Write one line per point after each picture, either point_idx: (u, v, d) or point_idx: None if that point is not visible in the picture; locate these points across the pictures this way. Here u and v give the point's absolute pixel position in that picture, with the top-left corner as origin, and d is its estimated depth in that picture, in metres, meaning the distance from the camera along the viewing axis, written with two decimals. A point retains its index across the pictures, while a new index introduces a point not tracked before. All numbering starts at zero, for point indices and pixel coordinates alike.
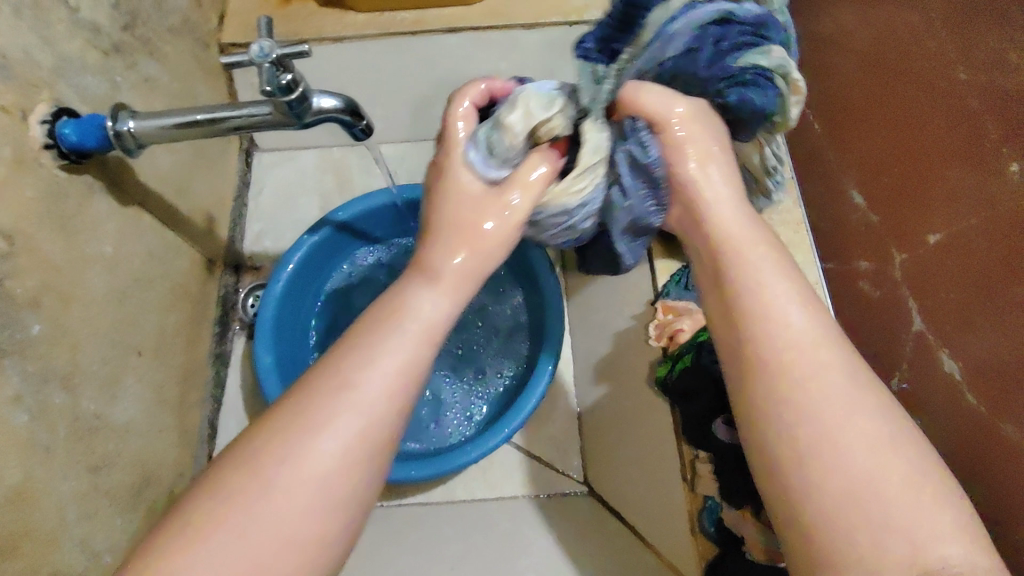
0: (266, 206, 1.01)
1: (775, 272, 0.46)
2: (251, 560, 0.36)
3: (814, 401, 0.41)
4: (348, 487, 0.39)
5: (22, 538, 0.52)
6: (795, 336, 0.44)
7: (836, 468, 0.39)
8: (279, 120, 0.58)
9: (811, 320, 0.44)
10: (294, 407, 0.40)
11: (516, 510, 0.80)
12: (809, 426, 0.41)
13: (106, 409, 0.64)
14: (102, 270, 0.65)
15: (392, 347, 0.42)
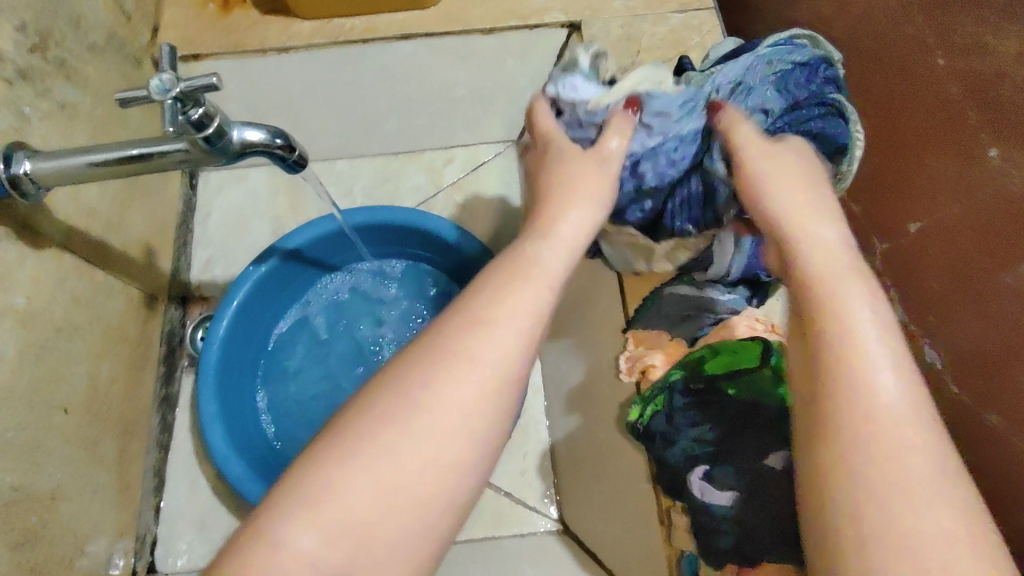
0: (214, 232, 0.95)
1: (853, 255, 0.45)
2: (394, 476, 0.37)
3: (878, 374, 0.40)
4: (483, 416, 0.40)
5: None
6: (876, 311, 0.42)
7: (887, 445, 0.38)
8: (198, 157, 0.51)
9: (884, 336, 0.41)
10: (437, 343, 0.41)
11: (487, 553, 0.71)
12: (878, 398, 0.39)
13: (27, 478, 0.58)
14: (14, 325, 0.59)
15: (524, 294, 0.44)
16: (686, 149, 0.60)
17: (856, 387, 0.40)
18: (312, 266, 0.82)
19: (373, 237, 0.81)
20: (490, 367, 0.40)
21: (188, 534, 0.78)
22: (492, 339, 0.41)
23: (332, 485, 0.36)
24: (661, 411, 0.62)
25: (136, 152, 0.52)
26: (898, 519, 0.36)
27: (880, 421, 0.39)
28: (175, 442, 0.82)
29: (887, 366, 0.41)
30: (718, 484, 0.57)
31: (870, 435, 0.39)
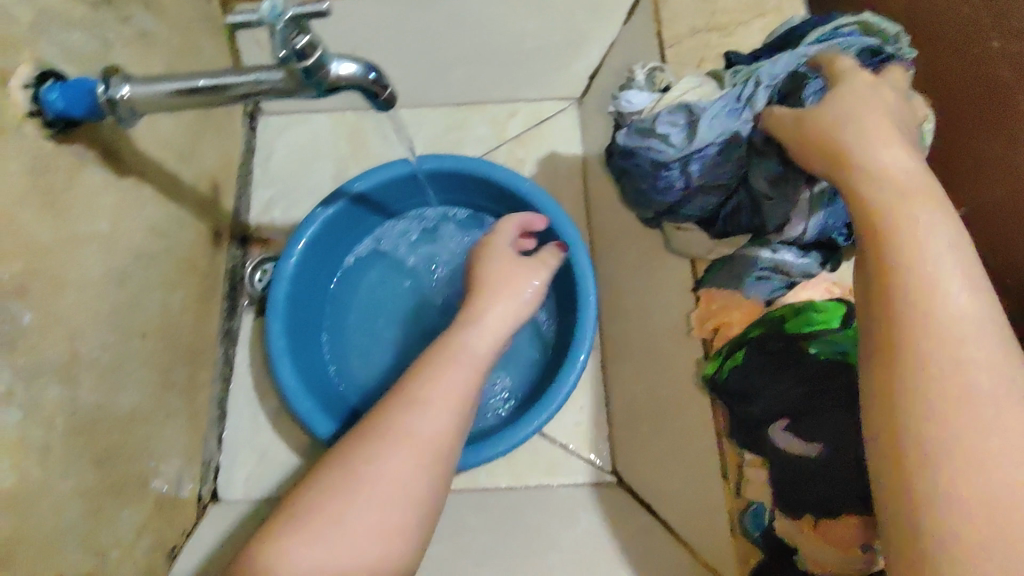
0: (275, 174, 0.95)
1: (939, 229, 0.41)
2: (347, 547, 0.43)
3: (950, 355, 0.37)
4: (418, 484, 0.47)
5: (15, 547, 0.47)
6: (944, 300, 0.38)
7: (967, 427, 0.35)
8: (294, 89, 0.51)
9: (966, 314, 0.38)
10: (377, 422, 0.49)
11: (543, 498, 0.76)
12: (949, 376, 0.36)
13: (109, 398, 0.59)
14: (99, 249, 0.58)
15: (452, 374, 0.53)
16: (730, 153, 0.63)
17: (947, 358, 0.36)
18: (378, 211, 0.82)
19: (440, 184, 0.80)
20: (424, 439, 0.48)
21: (249, 463, 0.80)
22: (425, 414, 0.50)
23: (288, 558, 0.42)
24: (740, 365, 0.57)
25: (207, 83, 0.52)
26: (989, 491, 0.33)
27: (965, 356, 0.36)
28: (235, 375, 0.84)
29: (973, 308, 0.38)
30: (803, 436, 0.50)
31: (964, 408, 0.35)
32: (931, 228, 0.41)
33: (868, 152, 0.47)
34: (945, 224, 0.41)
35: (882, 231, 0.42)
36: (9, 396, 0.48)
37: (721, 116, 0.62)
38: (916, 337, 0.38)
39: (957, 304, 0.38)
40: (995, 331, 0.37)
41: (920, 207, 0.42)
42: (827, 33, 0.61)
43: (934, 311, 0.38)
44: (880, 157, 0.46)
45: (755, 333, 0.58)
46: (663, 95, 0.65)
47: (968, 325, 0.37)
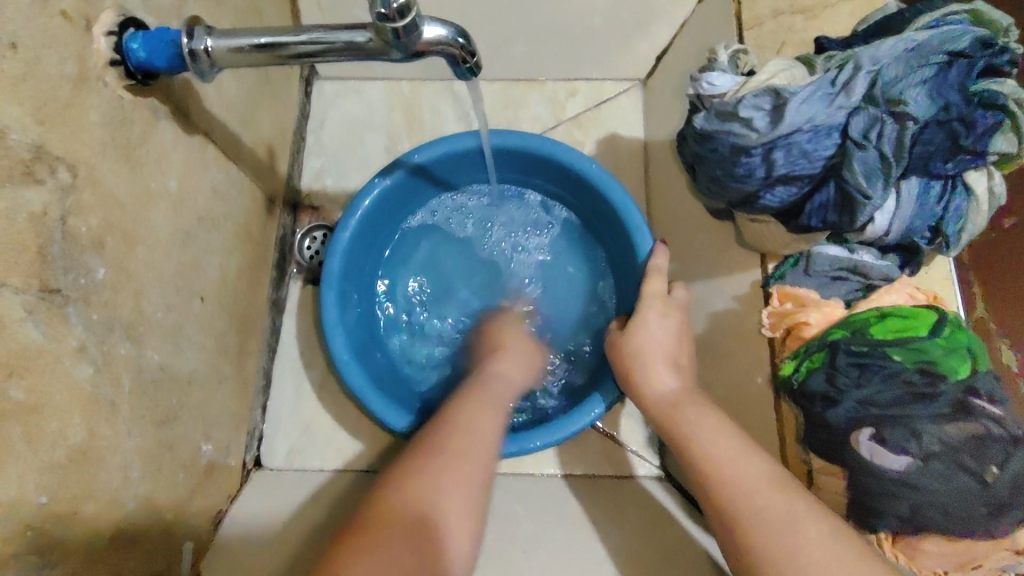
0: (327, 142, 0.93)
1: (695, 405, 0.58)
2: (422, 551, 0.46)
3: (725, 478, 0.52)
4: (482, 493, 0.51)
5: (82, 504, 0.47)
6: (702, 433, 0.56)
7: (772, 532, 0.48)
8: (379, 49, 0.49)
9: (721, 442, 0.55)
10: (447, 444, 0.54)
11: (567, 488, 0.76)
12: (735, 496, 0.51)
13: (171, 359, 0.58)
14: (167, 209, 0.57)
15: (496, 410, 0.59)
16: (820, 143, 0.58)
17: (733, 493, 0.51)
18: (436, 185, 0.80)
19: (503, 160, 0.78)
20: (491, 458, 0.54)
21: (294, 432, 0.80)
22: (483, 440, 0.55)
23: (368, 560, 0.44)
24: (821, 368, 0.54)
25: (264, 41, 0.50)
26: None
27: (744, 486, 0.51)
28: (282, 343, 0.84)
29: (725, 436, 0.55)
30: (895, 445, 0.48)
31: (751, 504, 0.50)
32: (691, 420, 0.57)
33: (649, 386, 0.62)
34: (700, 413, 0.57)
35: (663, 422, 0.59)
36: (83, 351, 0.47)
37: (813, 101, 0.58)
38: (720, 510, 0.51)
39: (733, 471, 0.52)
40: (768, 480, 0.51)
41: (685, 404, 0.59)
42: (936, 20, 0.58)
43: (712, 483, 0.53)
44: (649, 372, 0.62)
45: (837, 334, 0.55)
46: (747, 79, 0.61)
47: (751, 482, 0.51)
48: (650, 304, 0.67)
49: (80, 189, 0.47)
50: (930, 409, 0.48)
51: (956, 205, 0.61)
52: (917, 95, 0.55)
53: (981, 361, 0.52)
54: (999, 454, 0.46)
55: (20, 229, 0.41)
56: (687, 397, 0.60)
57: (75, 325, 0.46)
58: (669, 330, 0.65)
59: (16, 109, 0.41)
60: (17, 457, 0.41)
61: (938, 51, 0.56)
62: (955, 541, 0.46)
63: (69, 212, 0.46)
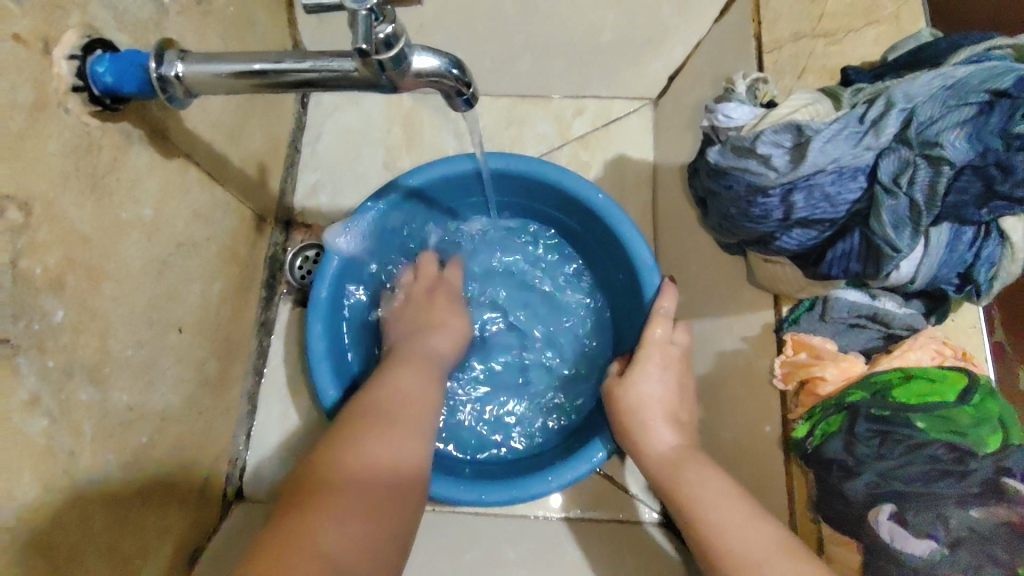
0: (323, 156, 0.90)
1: (700, 469, 0.54)
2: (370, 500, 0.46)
3: (740, 555, 0.47)
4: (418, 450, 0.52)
5: (36, 565, 0.44)
6: (709, 501, 0.51)
7: None
8: (365, 79, 0.45)
9: (730, 511, 0.50)
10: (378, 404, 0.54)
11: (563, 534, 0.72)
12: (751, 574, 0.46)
13: (142, 398, 0.55)
14: (141, 238, 0.54)
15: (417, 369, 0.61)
16: (845, 185, 0.53)
17: (749, 572, 0.46)
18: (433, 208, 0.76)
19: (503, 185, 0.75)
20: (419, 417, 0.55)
21: (278, 461, 0.76)
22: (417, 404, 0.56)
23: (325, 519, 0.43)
24: (837, 432, 0.50)
25: (259, 68, 0.46)
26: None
27: (759, 563, 0.46)
28: (269, 368, 0.80)
29: (734, 504, 0.51)
30: (918, 525, 0.44)
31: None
32: (695, 481, 0.53)
33: (651, 447, 0.58)
34: (701, 476, 0.54)
35: (665, 486, 0.55)
36: (36, 403, 0.44)
37: (838, 139, 0.53)
38: None
39: (740, 539, 0.48)
40: (782, 552, 0.46)
41: (690, 467, 0.55)
42: (977, 55, 0.53)
43: (717, 548, 0.49)
44: (647, 428, 0.59)
45: (855, 395, 0.51)
46: (766, 113, 0.57)
47: (753, 554, 0.47)
48: (653, 353, 0.63)
49: (37, 225, 0.43)
50: (958, 487, 0.44)
51: (987, 252, 0.57)
52: (955, 138, 0.50)
53: (1015, 436, 0.47)
54: None
55: None
56: (690, 459, 0.56)
57: (26, 375, 0.43)
58: (667, 385, 0.61)
59: None
60: None
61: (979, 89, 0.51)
62: None
63: (22, 254, 0.42)
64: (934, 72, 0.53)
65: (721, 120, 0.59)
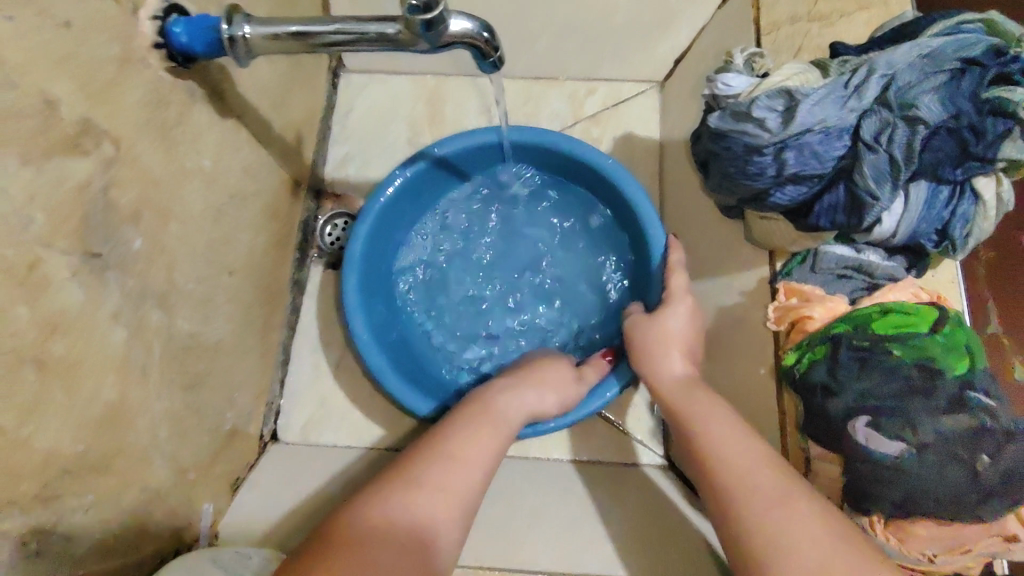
0: (352, 131, 0.96)
1: (703, 398, 0.60)
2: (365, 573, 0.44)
3: (730, 468, 0.53)
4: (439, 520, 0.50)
5: (115, 457, 0.50)
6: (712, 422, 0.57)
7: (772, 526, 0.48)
8: (407, 42, 0.52)
9: (730, 432, 0.56)
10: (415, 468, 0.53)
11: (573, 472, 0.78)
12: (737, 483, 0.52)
13: (200, 328, 0.62)
14: (201, 185, 0.60)
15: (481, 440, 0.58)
16: (831, 144, 0.59)
17: (736, 483, 0.52)
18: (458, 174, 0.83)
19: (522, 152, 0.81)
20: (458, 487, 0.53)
21: (311, 406, 0.83)
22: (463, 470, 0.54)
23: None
24: (822, 360, 0.55)
25: (296, 29, 0.53)
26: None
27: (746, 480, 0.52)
28: (301, 323, 0.87)
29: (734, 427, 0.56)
30: (891, 433, 0.49)
31: (750, 494, 0.51)
32: (701, 404, 0.59)
33: (664, 371, 0.64)
34: (707, 401, 0.59)
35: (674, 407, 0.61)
36: (118, 316, 0.49)
37: (825, 103, 0.59)
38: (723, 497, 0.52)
39: (733, 453, 0.54)
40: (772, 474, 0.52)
41: (700, 397, 0.60)
42: (950, 27, 0.59)
43: (711, 458, 0.54)
44: (663, 358, 0.65)
45: (838, 329, 0.56)
46: (761, 81, 0.63)
47: (743, 464, 0.52)
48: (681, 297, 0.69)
49: (120, 162, 0.48)
50: (928, 404, 0.50)
51: (962, 210, 0.63)
52: (930, 101, 0.56)
53: (980, 361, 0.53)
54: (992, 446, 0.48)
55: (68, 197, 0.44)
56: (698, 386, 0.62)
57: (112, 291, 0.48)
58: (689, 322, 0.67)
59: (68, 84, 0.43)
60: (56, 410, 0.43)
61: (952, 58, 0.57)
62: (947, 525, 0.48)
63: (110, 184, 0.47)
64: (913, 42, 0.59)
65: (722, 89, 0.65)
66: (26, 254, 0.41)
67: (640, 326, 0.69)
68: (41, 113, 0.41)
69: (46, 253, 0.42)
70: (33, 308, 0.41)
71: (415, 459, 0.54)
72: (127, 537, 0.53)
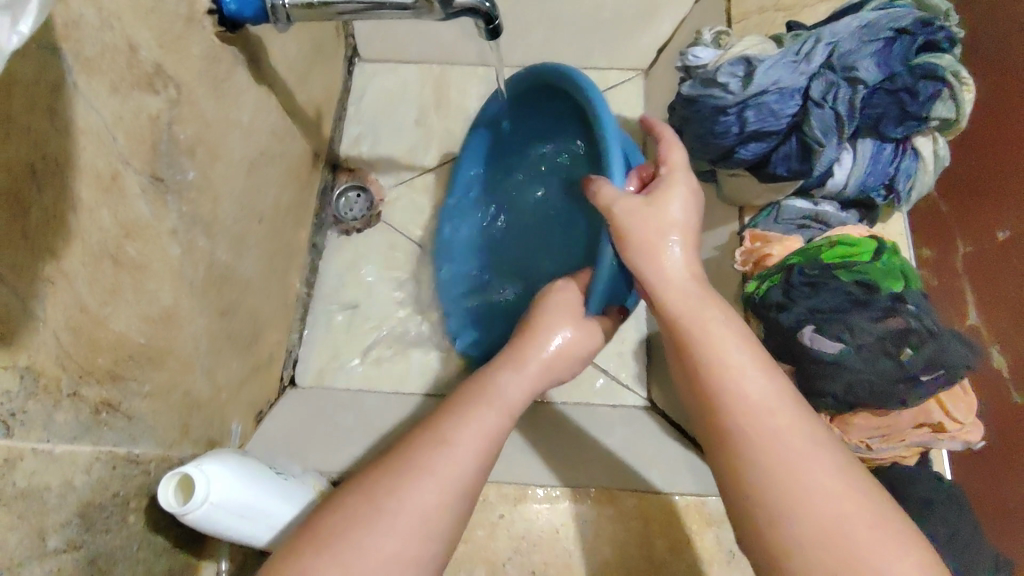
0: (364, 112, 1.06)
1: (708, 307, 0.54)
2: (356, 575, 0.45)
3: (738, 396, 0.49)
4: (441, 520, 0.49)
5: (167, 355, 0.58)
6: (722, 344, 0.52)
7: (781, 467, 0.46)
8: (423, 8, 0.62)
9: (741, 351, 0.51)
10: (406, 454, 0.51)
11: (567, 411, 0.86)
12: (746, 414, 0.49)
13: (235, 263, 0.70)
14: (240, 136, 0.70)
15: (481, 417, 0.55)
16: (785, 102, 0.69)
17: (747, 416, 0.48)
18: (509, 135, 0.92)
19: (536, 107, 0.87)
20: (446, 473, 0.50)
21: (326, 354, 0.91)
22: (450, 454, 0.52)
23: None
24: (778, 284, 0.64)
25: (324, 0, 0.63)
26: (827, 530, 0.43)
27: (759, 412, 0.48)
28: (317, 280, 0.95)
29: (737, 346, 0.52)
30: (832, 336, 0.58)
31: (758, 430, 0.48)
32: (714, 322, 0.53)
33: (667, 267, 0.56)
34: (719, 316, 0.54)
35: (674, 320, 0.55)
36: (174, 234, 0.58)
37: (778, 67, 0.69)
38: (727, 424, 0.49)
39: (753, 384, 0.50)
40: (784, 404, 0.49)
41: (708, 312, 0.54)
42: (885, 3, 0.70)
43: (727, 384, 0.50)
44: (665, 253, 0.56)
45: (793, 260, 0.65)
46: (726, 52, 0.73)
47: (763, 401, 0.49)
48: (682, 179, 0.59)
49: (182, 104, 0.58)
50: (866, 313, 0.58)
51: (906, 164, 0.71)
52: (867, 64, 0.67)
53: (913, 282, 0.61)
54: (915, 342, 0.56)
55: (141, 125, 0.53)
56: (709, 296, 0.56)
57: (170, 210, 0.58)
58: (690, 208, 0.58)
59: (146, 34, 0.53)
60: (126, 301, 0.52)
61: (886, 28, 0.67)
62: (878, 413, 0.58)
63: (174, 121, 0.57)
64: (854, 16, 0.69)
65: (692, 59, 0.75)
66: (111, 166, 0.50)
67: (636, 214, 0.58)
68: (127, 54, 0.51)
69: (123, 168, 0.51)
70: (113, 212, 0.50)
71: (407, 444, 0.53)
72: (174, 434, 0.60)
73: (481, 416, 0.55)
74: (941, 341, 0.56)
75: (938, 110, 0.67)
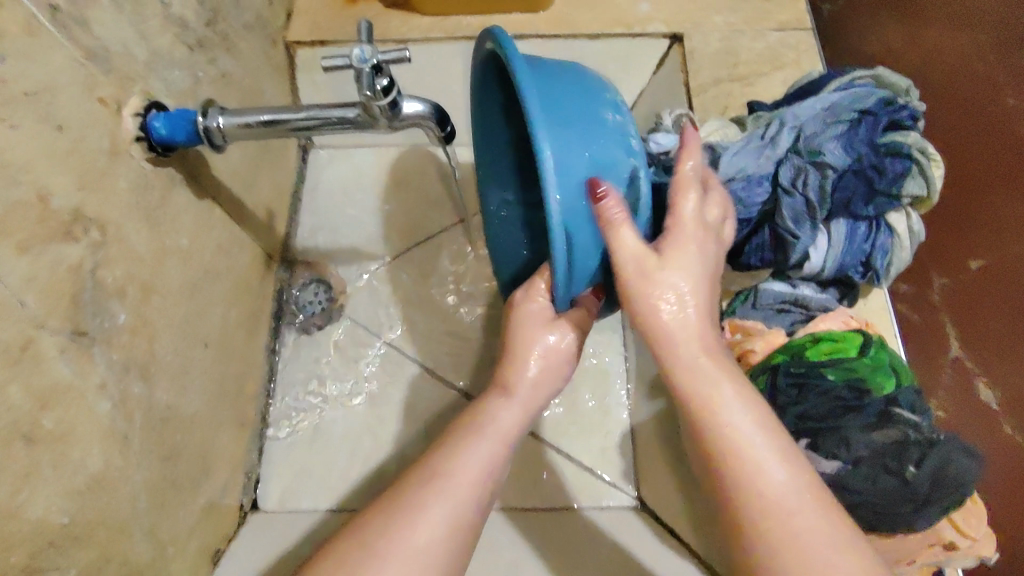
0: (319, 205, 1.00)
1: (720, 374, 0.48)
2: None
3: (754, 482, 0.44)
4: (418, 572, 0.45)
5: (97, 527, 0.51)
6: (735, 421, 0.46)
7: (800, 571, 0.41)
8: (367, 122, 0.59)
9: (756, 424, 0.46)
10: (399, 494, 0.49)
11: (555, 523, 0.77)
12: (760, 504, 0.43)
13: (176, 400, 0.64)
14: (178, 261, 0.65)
15: (479, 449, 0.53)
16: (752, 190, 0.67)
17: (766, 510, 0.43)
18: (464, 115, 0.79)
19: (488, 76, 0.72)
20: (440, 516, 0.48)
21: (289, 471, 0.83)
22: (444, 492, 0.49)
23: None
24: (766, 387, 0.63)
25: (267, 118, 0.60)
26: None
27: (779, 506, 0.43)
28: (277, 390, 0.88)
29: (750, 423, 0.46)
30: (827, 453, 0.57)
31: (775, 526, 0.42)
32: (730, 402, 0.47)
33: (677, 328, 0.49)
34: (735, 384, 0.48)
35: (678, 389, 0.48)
36: (104, 388, 0.53)
37: (743, 154, 0.68)
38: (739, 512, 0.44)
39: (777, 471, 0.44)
40: (808, 493, 0.44)
41: (721, 385, 0.47)
42: (844, 84, 0.70)
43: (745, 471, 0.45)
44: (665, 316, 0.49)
45: (778, 358, 0.63)
46: None
47: (786, 492, 0.44)
48: (688, 231, 0.52)
49: (109, 244, 0.54)
50: (861, 420, 0.58)
51: (880, 242, 0.67)
52: (833, 148, 0.65)
53: (903, 379, 0.60)
54: (917, 454, 0.56)
55: (59, 279, 0.49)
56: (722, 368, 0.48)
57: (98, 363, 0.52)
58: (700, 265, 0.51)
59: (63, 178, 0.50)
60: (46, 481, 0.46)
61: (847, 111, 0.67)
62: (889, 536, 0.57)
63: (99, 265, 0.53)
64: (814, 99, 0.69)
65: (651, 144, 0.73)
66: (21, 333, 0.45)
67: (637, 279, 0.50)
68: (38, 208, 0.47)
69: (39, 333, 0.46)
70: (26, 383, 0.45)
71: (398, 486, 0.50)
72: None
73: (474, 445, 0.53)
74: (943, 451, 0.55)
75: (908, 189, 0.65)
